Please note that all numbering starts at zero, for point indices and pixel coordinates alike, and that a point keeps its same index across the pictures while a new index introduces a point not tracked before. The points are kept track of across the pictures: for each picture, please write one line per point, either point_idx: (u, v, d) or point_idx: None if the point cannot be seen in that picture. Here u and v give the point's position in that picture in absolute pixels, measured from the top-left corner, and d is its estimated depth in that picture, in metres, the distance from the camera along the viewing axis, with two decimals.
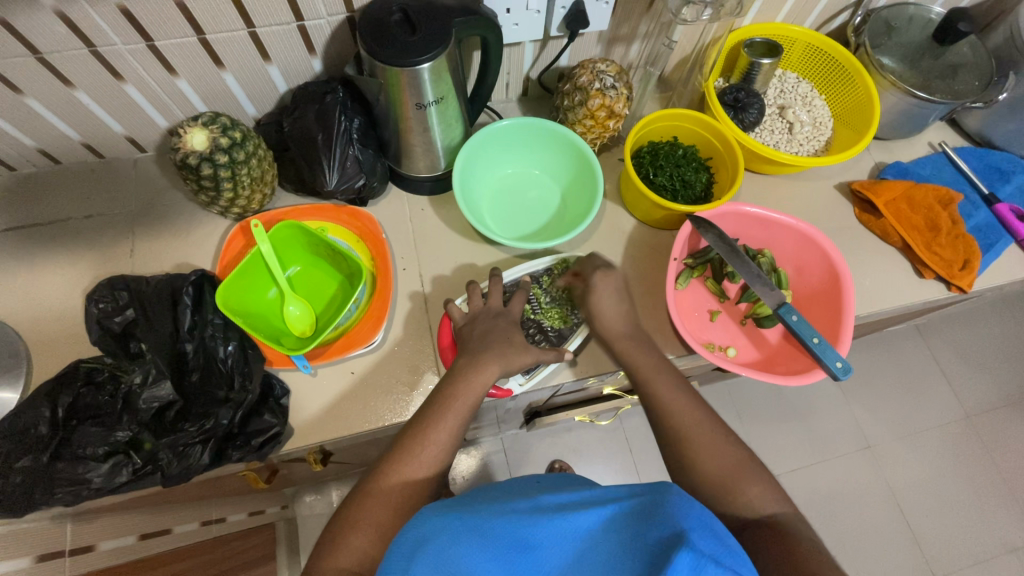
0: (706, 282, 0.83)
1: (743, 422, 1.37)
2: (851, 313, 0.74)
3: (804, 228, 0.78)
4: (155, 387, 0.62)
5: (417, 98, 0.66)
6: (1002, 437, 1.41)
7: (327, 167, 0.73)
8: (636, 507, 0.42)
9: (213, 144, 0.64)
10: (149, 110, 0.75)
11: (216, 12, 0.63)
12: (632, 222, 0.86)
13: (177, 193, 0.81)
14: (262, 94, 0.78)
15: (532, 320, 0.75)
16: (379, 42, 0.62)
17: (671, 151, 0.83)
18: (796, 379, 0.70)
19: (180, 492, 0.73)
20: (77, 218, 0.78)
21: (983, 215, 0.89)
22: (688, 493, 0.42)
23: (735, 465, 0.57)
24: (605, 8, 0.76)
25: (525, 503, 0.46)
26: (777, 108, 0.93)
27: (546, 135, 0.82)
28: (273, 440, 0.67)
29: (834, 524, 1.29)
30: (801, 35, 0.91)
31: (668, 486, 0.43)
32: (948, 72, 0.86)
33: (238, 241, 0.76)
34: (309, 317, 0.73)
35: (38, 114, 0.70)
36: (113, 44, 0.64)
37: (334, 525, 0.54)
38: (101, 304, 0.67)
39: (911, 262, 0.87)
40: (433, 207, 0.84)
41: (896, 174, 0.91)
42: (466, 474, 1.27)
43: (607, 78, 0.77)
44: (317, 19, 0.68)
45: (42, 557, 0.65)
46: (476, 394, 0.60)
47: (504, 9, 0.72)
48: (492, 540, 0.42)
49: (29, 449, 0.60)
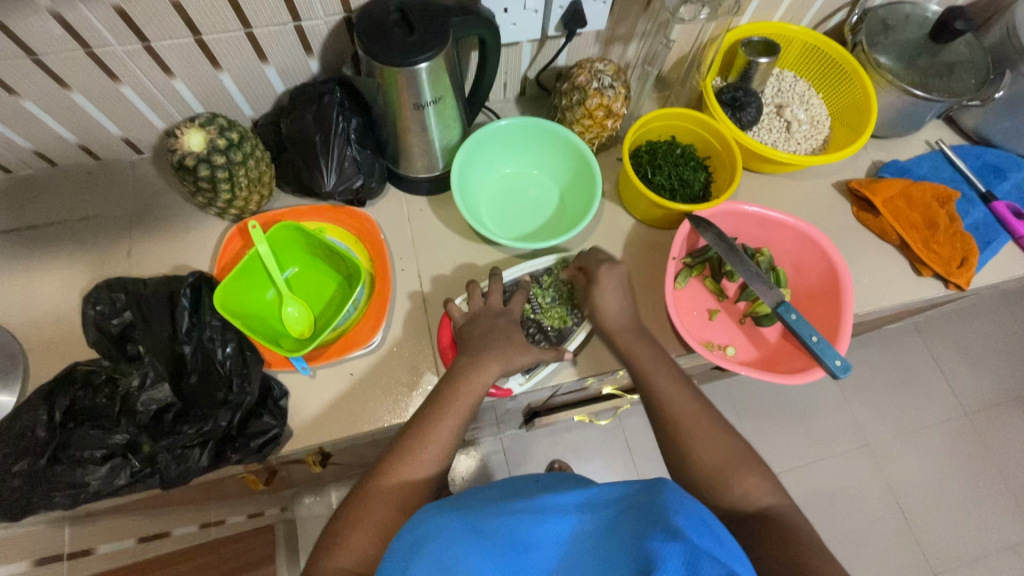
0: (705, 280, 0.83)
1: (742, 421, 1.37)
2: (850, 311, 0.74)
3: (803, 226, 0.78)
4: (155, 389, 0.63)
5: (416, 98, 0.66)
6: (1000, 434, 1.42)
7: (325, 168, 0.73)
8: (634, 505, 0.42)
9: (211, 145, 0.64)
10: (146, 111, 0.75)
11: (213, 12, 0.63)
12: (630, 221, 0.86)
13: (174, 194, 0.80)
14: (260, 95, 0.78)
15: (532, 319, 0.74)
16: (377, 42, 0.62)
17: (670, 150, 0.83)
18: (796, 377, 0.70)
19: (179, 494, 0.73)
20: (75, 220, 0.78)
21: (980, 213, 0.89)
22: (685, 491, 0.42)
23: (735, 462, 0.57)
24: (603, 7, 0.75)
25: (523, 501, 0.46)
26: (775, 107, 0.93)
27: (545, 135, 0.82)
28: (272, 441, 0.67)
29: (833, 522, 1.29)
30: (798, 34, 0.91)
31: (665, 484, 0.43)
32: (946, 70, 0.86)
33: (237, 242, 0.76)
34: (308, 318, 0.73)
35: (35, 116, 0.70)
36: (109, 45, 0.63)
37: (334, 525, 0.54)
38: (98, 307, 0.66)
39: (909, 260, 0.87)
40: (432, 207, 0.84)
41: (894, 172, 0.92)
42: (466, 474, 1.27)
43: (605, 77, 0.77)
44: (314, 19, 0.68)
45: (41, 560, 0.66)
46: (476, 393, 0.60)
47: (502, 9, 0.72)
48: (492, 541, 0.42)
49: (26, 452, 0.59)
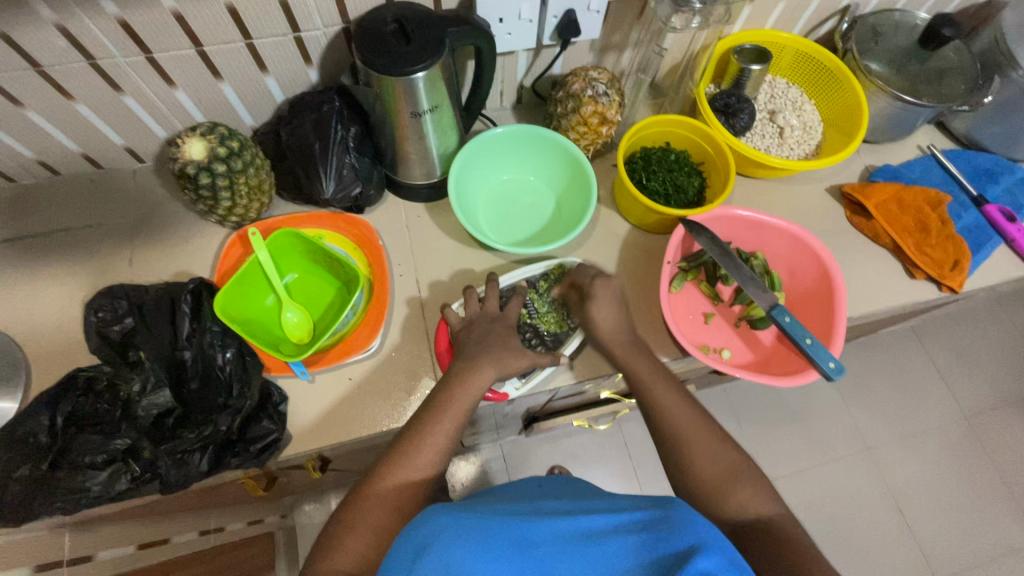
0: (700, 284, 0.84)
1: (741, 425, 1.37)
2: (843, 313, 0.75)
3: (796, 231, 0.79)
4: (156, 394, 0.64)
5: (413, 107, 0.67)
6: (999, 437, 1.42)
7: (324, 176, 0.74)
8: (644, 518, 0.44)
9: (212, 153, 0.65)
10: (148, 121, 0.76)
11: (214, 24, 0.64)
12: (626, 226, 0.87)
13: (175, 202, 0.82)
14: (260, 104, 0.79)
15: (529, 324, 0.75)
16: (374, 53, 0.63)
17: (664, 156, 0.84)
18: (791, 379, 0.70)
19: (179, 500, 0.73)
20: (77, 229, 0.79)
21: (972, 216, 0.91)
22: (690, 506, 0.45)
23: (728, 465, 0.57)
24: (597, 16, 0.77)
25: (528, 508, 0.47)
26: (768, 113, 0.94)
27: (540, 142, 0.84)
28: (272, 446, 0.67)
29: (832, 526, 1.29)
30: (790, 42, 0.92)
31: (672, 502, 0.45)
32: (935, 76, 0.87)
33: (237, 248, 0.77)
34: (308, 323, 0.74)
35: (38, 126, 0.71)
36: (112, 57, 0.65)
37: (331, 529, 0.54)
38: (101, 313, 0.67)
39: (902, 263, 0.88)
40: (430, 214, 0.85)
41: (886, 176, 0.93)
42: (466, 480, 1.28)
43: (599, 84, 0.78)
44: (313, 30, 0.70)
45: (41, 566, 0.65)
46: (473, 397, 0.61)
47: (498, 19, 0.73)
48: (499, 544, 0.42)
49: (28, 458, 0.60)
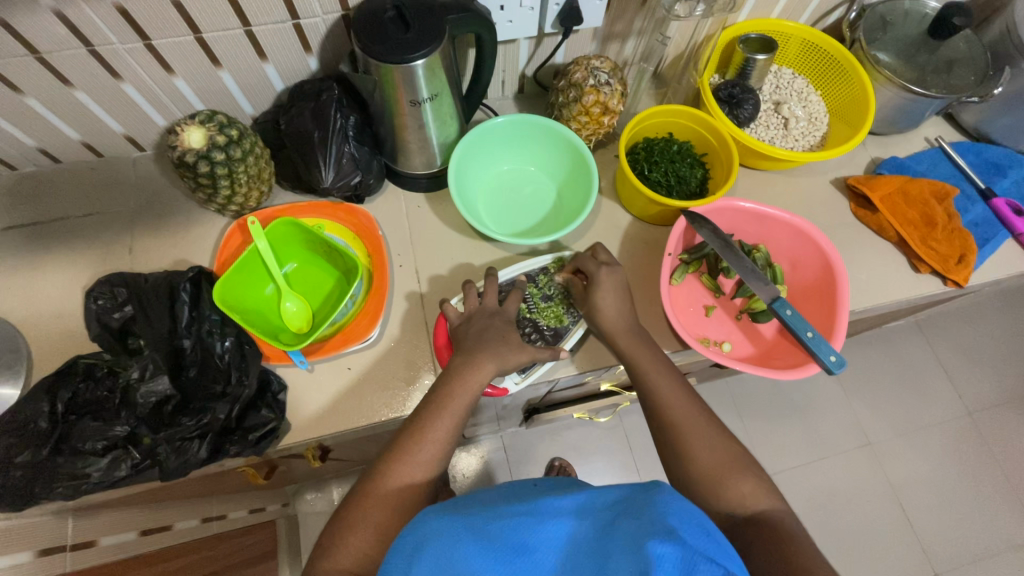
0: (701, 277, 0.83)
1: (742, 419, 1.37)
2: (845, 306, 0.74)
3: (799, 223, 0.79)
4: (154, 381, 0.63)
5: (412, 95, 0.67)
6: (1004, 434, 1.41)
7: (323, 165, 0.73)
8: (631, 507, 0.42)
9: (210, 141, 0.64)
10: (148, 108, 0.76)
11: (212, 11, 0.64)
12: (627, 218, 0.86)
13: (175, 191, 0.81)
14: (260, 92, 0.79)
15: (528, 318, 0.74)
16: (374, 38, 0.62)
17: (666, 147, 0.83)
18: (791, 373, 0.70)
19: (179, 487, 0.74)
20: (77, 216, 0.79)
21: (979, 210, 0.89)
22: (678, 492, 0.43)
23: (730, 466, 0.57)
24: (599, 4, 0.76)
25: (526, 505, 0.45)
26: (773, 103, 0.93)
27: (543, 132, 0.83)
28: (270, 435, 0.67)
29: (833, 521, 1.29)
30: (796, 31, 0.91)
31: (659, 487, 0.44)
32: (944, 67, 0.85)
33: (237, 237, 0.77)
34: (307, 313, 0.74)
35: (37, 112, 0.71)
36: (110, 43, 0.64)
37: (333, 526, 0.54)
38: (100, 301, 0.67)
39: (907, 257, 0.87)
40: (430, 204, 0.85)
41: (892, 169, 0.91)
42: (467, 471, 1.28)
43: (601, 74, 0.77)
44: (312, 17, 0.69)
45: (43, 552, 0.66)
46: (472, 393, 0.60)
47: (499, 6, 0.73)
48: (491, 542, 0.42)
49: (28, 444, 0.60)
